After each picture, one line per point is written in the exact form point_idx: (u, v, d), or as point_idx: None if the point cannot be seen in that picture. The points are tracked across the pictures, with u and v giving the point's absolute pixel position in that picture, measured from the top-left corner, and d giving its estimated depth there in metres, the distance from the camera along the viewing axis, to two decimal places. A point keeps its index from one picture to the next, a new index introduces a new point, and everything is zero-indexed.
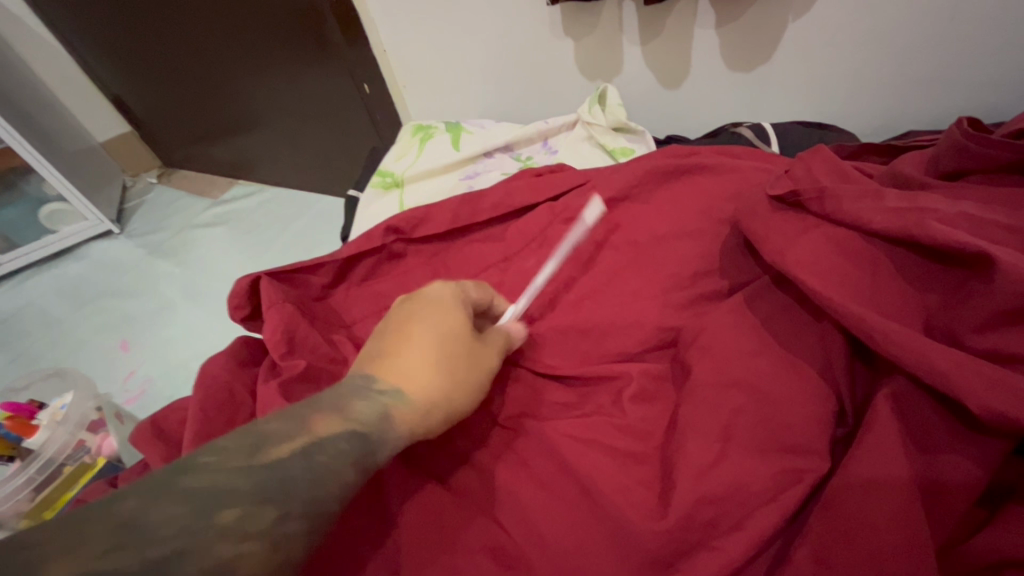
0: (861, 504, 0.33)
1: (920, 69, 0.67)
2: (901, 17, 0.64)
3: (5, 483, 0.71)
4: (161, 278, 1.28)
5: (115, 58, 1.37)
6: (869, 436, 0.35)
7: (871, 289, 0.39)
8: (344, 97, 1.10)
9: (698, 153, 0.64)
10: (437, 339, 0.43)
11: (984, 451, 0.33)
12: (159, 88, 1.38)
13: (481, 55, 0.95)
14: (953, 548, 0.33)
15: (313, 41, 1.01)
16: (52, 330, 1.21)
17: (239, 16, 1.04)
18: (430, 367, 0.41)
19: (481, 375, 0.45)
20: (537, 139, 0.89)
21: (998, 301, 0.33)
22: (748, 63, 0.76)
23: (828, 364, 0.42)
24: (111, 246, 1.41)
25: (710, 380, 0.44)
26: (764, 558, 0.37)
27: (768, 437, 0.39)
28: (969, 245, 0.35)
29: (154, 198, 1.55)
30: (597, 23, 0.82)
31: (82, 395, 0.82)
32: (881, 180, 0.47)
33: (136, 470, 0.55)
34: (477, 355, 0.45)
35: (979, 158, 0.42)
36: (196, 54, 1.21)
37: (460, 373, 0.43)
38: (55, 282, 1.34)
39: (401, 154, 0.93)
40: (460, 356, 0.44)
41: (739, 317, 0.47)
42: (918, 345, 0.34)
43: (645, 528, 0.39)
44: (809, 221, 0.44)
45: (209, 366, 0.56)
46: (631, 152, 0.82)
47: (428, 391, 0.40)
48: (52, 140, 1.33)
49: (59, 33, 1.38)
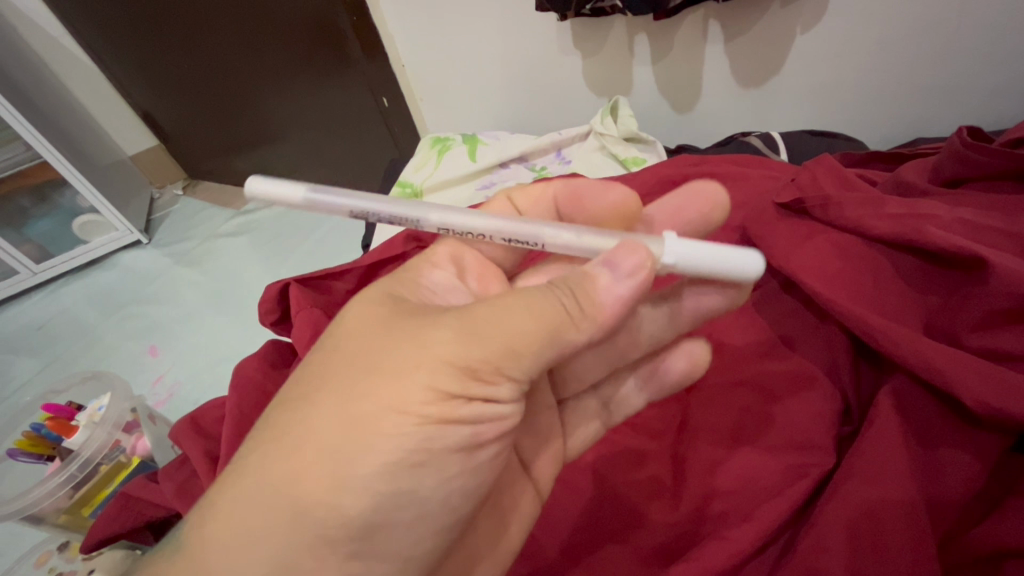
0: (866, 496, 0.35)
1: (927, 79, 0.68)
2: (906, 29, 0.66)
3: (45, 481, 0.75)
4: (188, 286, 1.33)
5: (146, 76, 1.43)
6: (872, 429, 0.37)
7: (874, 291, 0.41)
8: (364, 111, 1.14)
9: (707, 161, 0.66)
10: (291, 433, 0.32)
11: (982, 445, 0.35)
12: (187, 104, 1.44)
13: (496, 68, 1.00)
14: (957, 540, 0.35)
15: (334, 58, 1.05)
16: (85, 336, 1.26)
17: (265, 35, 1.09)
18: (270, 487, 0.31)
19: (371, 460, 0.31)
20: (551, 150, 0.92)
21: (992, 302, 0.35)
22: (757, 75, 0.78)
23: (833, 364, 0.43)
24: (140, 255, 1.47)
25: (717, 380, 0.47)
26: (773, 547, 0.38)
27: (776, 435, 0.41)
28: (965, 249, 0.37)
29: (180, 209, 1.61)
30: (608, 38, 0.85)
31: (118, 397, 0.85)
32: (884, 188, 0.49)
33: (175, 465, 0.58)
34: (357, 428, 0.32)
35: (979, 167, 0.44)
36: (223, 72, 1.26)
37: (320, 476, 0.31)
38: (87, 290, 1.40)
39: (419, 165, 0.97)
40: (322, 449, 0.31)
41: (748, 319, 0.49)
42: (917, 344, 0.36)
43: (660, 519, 0.41)
44: (813, 226, 0.46)
45: (243, 367, 0.59)
46: (642, 161, 0.85)
47: (268, 530, 0.30)
48: (85, 154, 1.39)
49: (94, 54, 1.45)
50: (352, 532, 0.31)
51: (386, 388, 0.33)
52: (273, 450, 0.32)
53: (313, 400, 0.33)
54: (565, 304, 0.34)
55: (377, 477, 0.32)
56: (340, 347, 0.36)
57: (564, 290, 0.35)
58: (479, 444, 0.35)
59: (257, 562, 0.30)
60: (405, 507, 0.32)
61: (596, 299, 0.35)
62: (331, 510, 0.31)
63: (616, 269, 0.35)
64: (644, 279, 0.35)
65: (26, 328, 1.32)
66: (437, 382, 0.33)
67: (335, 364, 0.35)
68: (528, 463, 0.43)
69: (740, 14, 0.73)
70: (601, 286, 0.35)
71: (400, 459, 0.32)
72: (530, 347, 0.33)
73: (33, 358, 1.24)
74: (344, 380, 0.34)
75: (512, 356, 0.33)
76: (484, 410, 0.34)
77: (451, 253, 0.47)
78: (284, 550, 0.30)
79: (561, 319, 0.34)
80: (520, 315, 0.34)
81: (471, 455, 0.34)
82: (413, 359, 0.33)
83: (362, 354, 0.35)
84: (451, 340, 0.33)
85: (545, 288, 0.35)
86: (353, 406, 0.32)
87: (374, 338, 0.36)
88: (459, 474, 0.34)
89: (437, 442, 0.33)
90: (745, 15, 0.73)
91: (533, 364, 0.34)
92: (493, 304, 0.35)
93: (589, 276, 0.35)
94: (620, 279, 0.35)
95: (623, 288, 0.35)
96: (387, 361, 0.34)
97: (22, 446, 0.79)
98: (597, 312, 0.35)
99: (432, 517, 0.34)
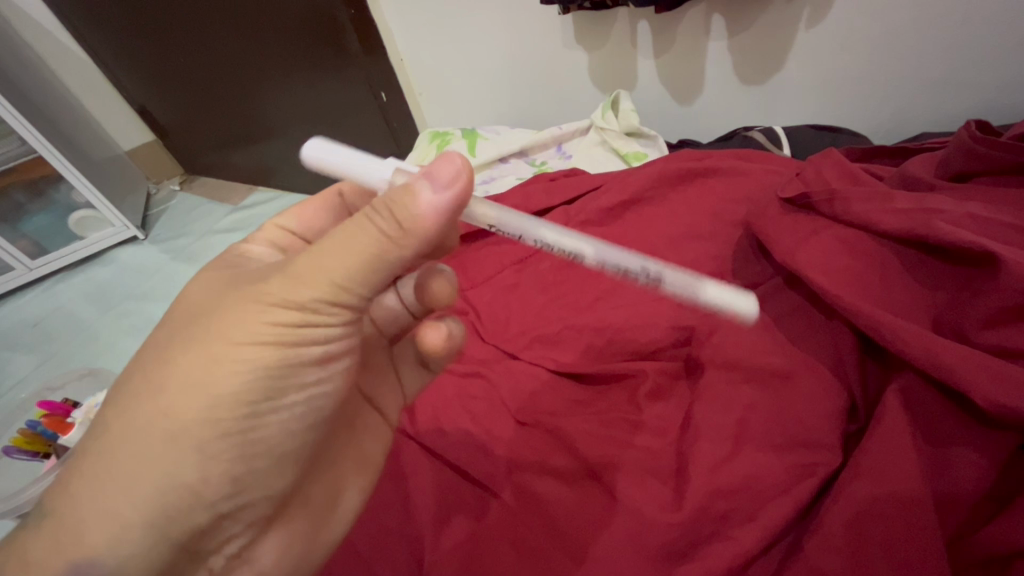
0: (876, 504, 0.34)
1: (933, 74, 0.67)
2: (910, 22, 0.65)
3: (43, 478, 0.74)
4: (185, 283, 1.32)
5: (142, 70, 1.42)
6: (877, 432, 0.37)
7: (880, 288, 0.41)
8: (363, 105, 1.12)
9: (711, 156, 0.65)
10: (143, 389, 0.32)
11: (992, 445, 0.34)
12: (183, 98, 1.43)
13: (496, 62, 1.00)
14: (964, 541, 0.34)
15: (332, 53, 1.04)
16: (81, 333, 1.25)
17: (259, 28, 1.07)
18: (131, 450, 0.31)
19: (226, 398, 0.32)
20: (551, 145, 0.92)
21: (1004, 298, 0.34)
22: (757, 70, 0.78)
23: (839, 361, 0.43)
24: (137, 251, 1.46)
25: (725, 378, 0.45)
26: (779, 547, 0.38)
27: (782, 433, 0.40)
28: (976, 245, 0.36)
29: (177, 205, 1.60)
30: (611, 32, 0.85)
31: None
32: (891, 183, 0.49)
33: None
34: (206, 368, 0.32)
35: (984, 160, 0.44)
36: (218, 66, 1.25)
37: (180, 422, 0.31)
38: (85, 286, 1.38)
39: (418, 161, 0.96)
40: (177, 392, 0.32)
41: (751, 316, 0.47)
42: (926, 342, 0.35)
43: (661, 519, 0.40)
44: (819, 221, 0.46)
45: None
46: (643, 156, 0.84)
47: (139, 485, 0.31)
48: (81, 149, 1.38)
49: (89, 48, 1.43)
50: (227, 459, 0.33)
51: (229, 327, 0.32)
52: (127, 406, 0.32)
53: (160, 353, 0.33)
54: (382, 229, 0.31)
55: (232, 410, 0.32)
56: (186, 302, 0.36)
57: (379, 213, 0.31)
58: (331, 358, 0.36)
59: (132, 514, 0.31)
60: (261, 431, 0.34)
61: (415, 215, 0.31)
62: (205, 445, 0.32)
63: (434, 180, 0.32)
64: (465, 185, 0.32)
65: (22, 325, 1.31)
66: (279, 313, 0.32)
67: (177, 320, 0.34)
68: (377, 403, 0.48)
69: (741, 10, 0.73)
70: (413, 202, 0.31)
71: (256, 387, 0.33)
72: (363, 278, 0.32)
73: (30, 355, 1.23)
74: (187, 326, 0.33)
75: (347, 289, 0.32)
76: (333, 332, 0.34)
77: (269, 237, 0.45)
78: (158, 498, 0.31)
79: (381, 243, 0.31)
80: (344, 244, 0.31)
81: (326, 369, 0.36)
82: (252, 299, 0.33)
83: (201, 304, 0.35)
84: (284, 277, 0.32)
85: (357, 217, 0.32)
86: (200, 349, 0.32)
87: (213, 293, 0.35)
88: (319, 385, 0.36)
89: (292, 359, 0.33)
90: (745, 11, 0.73)
91: (371, 285, 0.33)
92: (318, 244, 0.32)
93: (407, 190, 0.32)
94: (439, 191, 0.32)
95: (441, 202, 0.32)
96: (225, 304, 0.33)
97: (17, 444, 0.77)
98: (419, 228, 0.32)
99: (294, 436, 0.36)
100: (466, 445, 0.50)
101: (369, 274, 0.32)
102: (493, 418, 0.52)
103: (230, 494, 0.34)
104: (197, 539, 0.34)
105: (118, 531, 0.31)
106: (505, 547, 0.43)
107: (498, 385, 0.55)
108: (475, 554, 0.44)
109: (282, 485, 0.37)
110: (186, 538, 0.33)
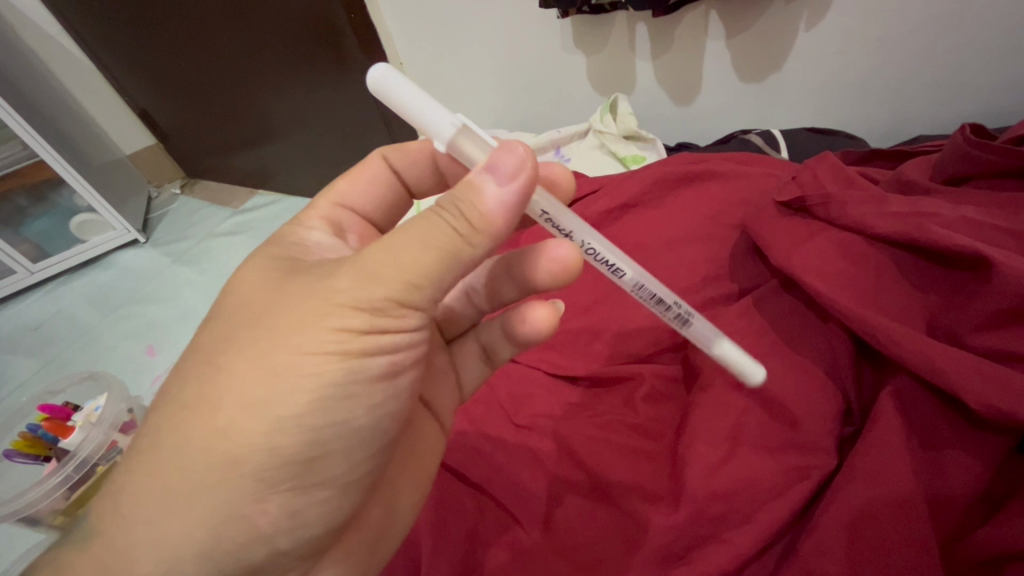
0: (878, 508, 0.34)
1: (929, 76, 0.67)
2: (910, 26, 0.65)
3: (43, 482, 0.74)
4: (185, 286, 1.32)
5: (143, 74, 1.42)
6: (872, 433, 0.37)
7: (874, 291, 0.41)
8: (364, 110, 1.13)
9: (708, 159, 0.66)
10: (201, 401, 0.32)
11: (988, 448, 0.34)
12: (184, 101, 1.43)
13: (495, 66, 1.00)
14: (957, 543, 0.34)
15: (334, 58, 1.04)
16: (82, 337, 1.25)
17: (260, 31, 1.08)
18: (194, 459, 0.31)
19: (292, 410, 0.32)
20: (550, 148, 0.93)
21: (998, 301, 0.34)
22: (757, 74, 0.78)
23: (833, 365, 0.43)
24: (138, 254, 1.47)
25: (721, 381, 0.44)
26: (774, 549, 0.38)
27: (777, 436, 0.41)
28: (969, 249, 0.36)
29: (178, 208, 1.60)
30: (611, 35, 0.85)
31: (115, 397, 0.84)
32: (887, 186, 0.49)
33: None
34: (270, 382, 0.32)
35: (979, 163, 0.44)
36: (220, 69, 1.25)
37: (245, 435, 0.31)
38: (85, 289, 1.39)
39: None
40: (237, 409, 0.32)
41: (747, 319, 0.48)
42: (921, 344, 0.36)
43: (661, 521, 0.40)
44: (814, 225, 0.46)
45: None
46: (642, 160, 0.85)
47: (205, 493, 0.31)
48: (83, 153, 1.38)
49: (90, 52, 1.43)
50: (288, 482, 0.33)
51: (289, 334, 0.32)
52: (183, 424, 0.32)
53: (219, 363, 0.33)
54: (455, 226, 0.32)
55: (299, 422, 0.32)
56: (237, 305, 0.36)
57: (451, 211, 0.32)
58: (398, 371, 0.36)
59: (197, 525, 0.31)
60: (328, 444, 0.33)
61: (485, 211, 0.32)
62: (272, 456, 0.32)
63: (498, 173, 0.32)
64: (529, 175, 0.32)
65: (24, 328, 1.32)
66: (346, 320, 0.32)
67: (231, 326, 0.34)
68: (433, 406, 0.47)
69: (741, 12, 0.73)
70: (484, 194, 0.32)
71: (323, 400, 0.32)
72: (436, 278, 0.32)
73: (32, 358, 1.23)
74: (246, 337, 0.33)
75: (415, 289, 0.32)
76: (400, 341, 0.34)
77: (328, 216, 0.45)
78: (227, 507, 0.32)
79: (453, 241, 0.32)
80: (413, 247, 0.32)
81: (393, 381, 0.36)
82: (315, 307, 0.32)
83: (259, 308, 0.34)
84: (349, 282, 0.32)
85: (430, 213, 0.32)
86: (263, 357, 0.32)
87: (267, 296, 0.35)
88: (384, 401, 0.35)
89: (357, 368, 0.33)
90: (746, 14, 0.73)
91: (435, 290, 0.33)
92: (382, 246, 0.33)
93: (472, 187, 0.32)
94: (503, 184, 0.32)
95: (507, 193, 0.32)
96: (284, 310, 0.33)
97: (18, 447, 0.77)
98: (488, 225, 0.32)
99: (360, 450, 0.35)
100: (464, 447, 0.51)
101: (435, 279, 0.32)
102: (491, 421, 0.53)
103: (295, 506, 0.34)
104: (257, 567, 0.34)
105: (183, 541, 0.31)
106: (503, 550, 0.44)
107: (496, 389, 0.56)
108: (474, 555, 0.44)
109: (344, 510, 0.37)
110: (250, 552, 0.33)
